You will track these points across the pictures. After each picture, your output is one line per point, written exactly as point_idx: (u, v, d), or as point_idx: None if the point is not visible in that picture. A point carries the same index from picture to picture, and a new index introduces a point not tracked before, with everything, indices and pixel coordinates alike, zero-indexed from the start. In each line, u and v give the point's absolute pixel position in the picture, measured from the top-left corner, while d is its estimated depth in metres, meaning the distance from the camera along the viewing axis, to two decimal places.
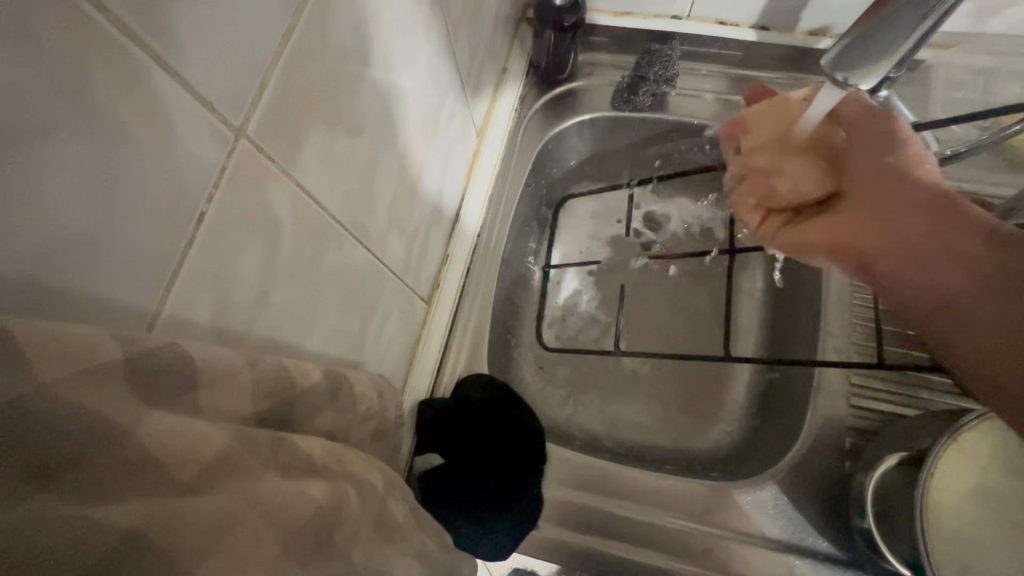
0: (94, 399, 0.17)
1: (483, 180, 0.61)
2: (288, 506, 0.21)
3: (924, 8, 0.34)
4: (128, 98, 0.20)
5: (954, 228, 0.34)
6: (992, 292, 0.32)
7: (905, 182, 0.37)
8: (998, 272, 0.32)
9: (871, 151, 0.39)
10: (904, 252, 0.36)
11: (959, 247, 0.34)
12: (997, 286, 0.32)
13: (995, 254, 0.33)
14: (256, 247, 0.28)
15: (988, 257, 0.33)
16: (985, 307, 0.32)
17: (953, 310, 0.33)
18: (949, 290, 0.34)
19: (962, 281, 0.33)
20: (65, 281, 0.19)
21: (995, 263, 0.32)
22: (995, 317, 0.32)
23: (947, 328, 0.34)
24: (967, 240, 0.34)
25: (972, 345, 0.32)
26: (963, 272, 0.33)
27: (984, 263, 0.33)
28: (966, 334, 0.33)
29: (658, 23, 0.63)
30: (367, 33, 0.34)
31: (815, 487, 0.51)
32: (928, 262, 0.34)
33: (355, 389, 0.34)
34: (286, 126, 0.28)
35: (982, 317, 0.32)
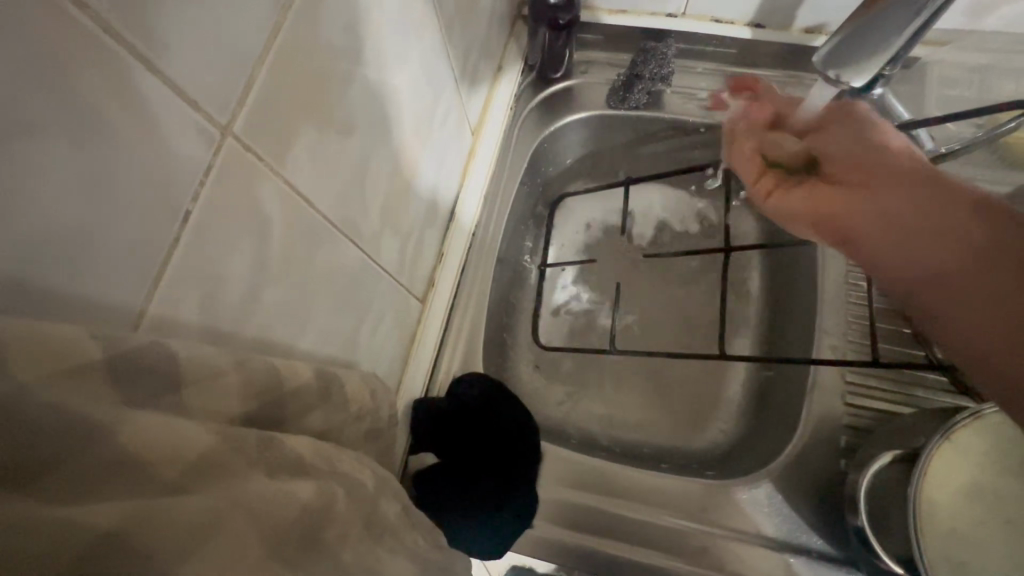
0: (74, 399, 0.17)
1: (478, 177, 0.61)
2: (273, 505, 0.21)
3: (917, 8, 0.34)
4: (113, 97, 0.19)
5: (939, 201, 0.34)
6: (983, 260, 0.31)
7: (889, 166, 0.38)
8: (986, 240, 0.32)
9: (856, 139, 0.41)
10: (891, 225, 0.36)
11: (944, 219, 0.34)
12: (986, 253, 0.31)
13: (983, 223, 0.32)
14: (244, 246, 0.28)
15: (976, 226, 0.32)
16: (969, 276, 0.31)
17: (943, 280, 0.33)
18: (937, 261, 0.33)
19: (950, 252, 0.33)
20: (50, 282, 0.19)
21: (977, 232, 0.32)
22: (975, 289, 0.31)
23: (936, 299, 0.33)
24: (949, 214, 0.34)
25: (960, 317, 0.31)
26: (953, 241, 0.33)
27: (970, 232, 0.32)
28: (957, 301, 0.31)
29: (653, 22, 0.63)
30: (359, 32, 0.34)
31: (810, 485, 0.51)
32: (915, 235, 0.34)
33: (347, 389, 0.34)
34: (274, 123, 0.28)
35: (974, 285, 0.31)
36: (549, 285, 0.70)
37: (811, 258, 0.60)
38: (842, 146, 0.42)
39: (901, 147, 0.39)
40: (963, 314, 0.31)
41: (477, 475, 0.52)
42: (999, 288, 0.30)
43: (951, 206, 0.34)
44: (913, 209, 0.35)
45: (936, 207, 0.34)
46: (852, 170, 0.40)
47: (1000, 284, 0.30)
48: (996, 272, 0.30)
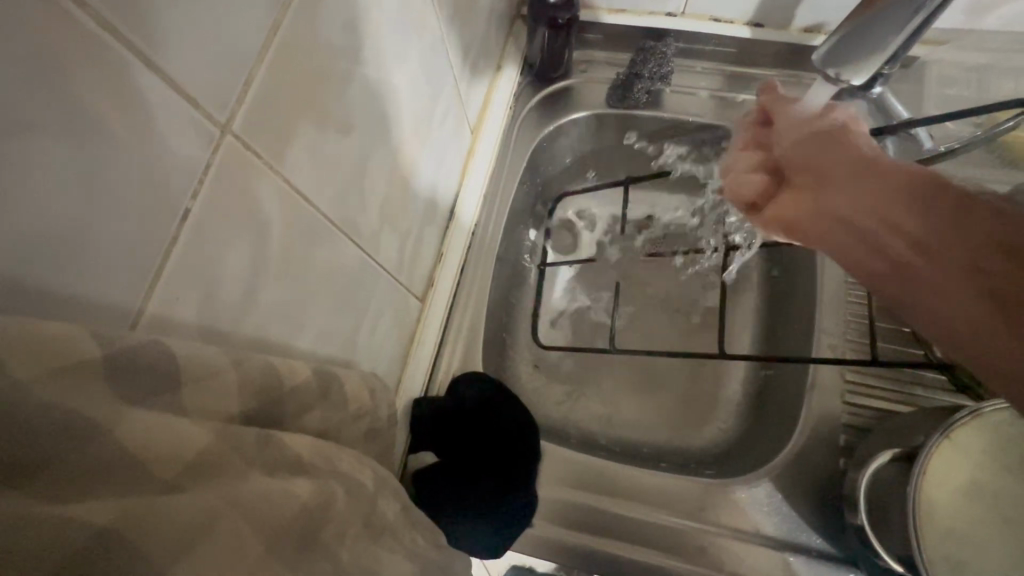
0: (73, 399, 0.17)
1: (477, 177, 0.61)
2: (272, 505, 0.21)
3: (917, 5, 0.34)
4: (111, 95, 0.19)
5: (884, 191, 0.36)
6: (946, 249, 0.32)
7: (846, 165, 0.39)
8: (943, 228, 0.32)
9: (815, 140, 0.43)
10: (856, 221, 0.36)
11: (893, 208, 0.35)
12: (949, 241, 0.32)
13: (930, 210, 0.33)
14: (243, 244, 0.28)
15: (932, 213, 0.33)
16: (927, 268, 0.33)
17: (913, 274, 0.33)
18: (903, 254, 0.34)
19: (913, 243, 0.33)
20: (48, 282, 0.19)
21: (923, 221, 0.33)
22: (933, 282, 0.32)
23: (915, 294, 0.33)
24: (905, 204, 0.34)
25: (940, 315, 0.32)
26: (913, 230, 0.33)
27: (918, 219, 0.33)
28: (932, 295, 0.32)
29: (652, 21, 0.63)
30: (358, 31, 0.34)
31: (809, 484, 0.51)
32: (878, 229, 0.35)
33: (346, 388, 0.34)
34: (272, 121, 0.28)
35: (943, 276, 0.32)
36: (549, 284, 0.70)
37: (810, 257, 0.60)
38: (805, 149, 0.43)
39: (860, 143, 0.41)
40: (942, 309, 0.32)
41: (477, 475, 0.52)
42: (963, 277, 0.31)
43: (896, 195, 0.35)
44: (869, 202, 0.36)
45: (893, 196, 0.35)
46: (815, 171, 0.41)
47: (966, 273, 0.31)
48: (950, 260, 0.32)
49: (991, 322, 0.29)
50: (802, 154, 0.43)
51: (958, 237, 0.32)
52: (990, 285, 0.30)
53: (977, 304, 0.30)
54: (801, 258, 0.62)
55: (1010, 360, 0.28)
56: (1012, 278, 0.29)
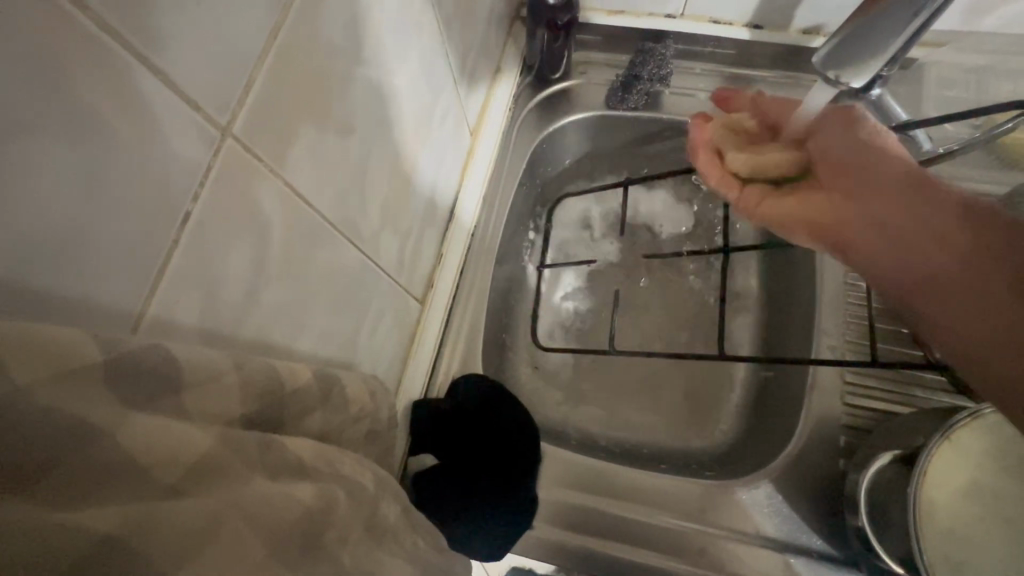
0: (75, 403, 0.17)
1: (477, 179, 0.61)
2: (275, 511, 0.21)
3: (916, 6, 0.34)
4: (113, 97, 0.19)
5: (930, 206, 0.36)
6: (984, 268, 0.32)
7: (879, 171, 0.39)
8: (982, 248, 0.33)
9: (848, 140, 0.41)
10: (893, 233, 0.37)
11: (937, 224, 0.35)
12: (986, 260, 0.32)
13: (974, 231, 0.33)
14: (244, 246, 0.28)
15: (977, 235, 0.33)
16: (966, 286, 0.32)
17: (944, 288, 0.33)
18: (941, 269, 0.34)
19: (945, 261, 0.34)
20: (47, 285, 0.19)
21: (967, 240, 0.33)
22: (970, 299, 0.32)
23: (941, 305, 0.34)
24: (945, 221, 0.35)
25: (969, 326, 0.32)
26: (952, 247, 0.34)
27: (962, 239, 0.34)
28: (963, 308, 0.32)
29: (651, 23, 0.63)
30: (358, 32, 0.34)
31: (809, 485, 0.51)
32: (913, 242, 0.35)
33: (347, 391, 0.34)
34: (273, 122, 0.28)
35: (975, 293, 0.32)
36: (549, 286, 0.70)
37: (809, 258, 0.60)
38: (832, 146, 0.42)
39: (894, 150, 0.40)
40: (973, 323, 0.32)
41: (478, 475, 0.52)
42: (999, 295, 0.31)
43: (943, 211, 0.35)
44: (914, 215, 0.36)
45: (932, 212, 0.35)
46: (845, 172, 0.40)
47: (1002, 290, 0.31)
48: (992, 281, 0.32)
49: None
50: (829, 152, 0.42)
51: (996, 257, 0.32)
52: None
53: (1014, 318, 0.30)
54: (800, 260, 0.62)
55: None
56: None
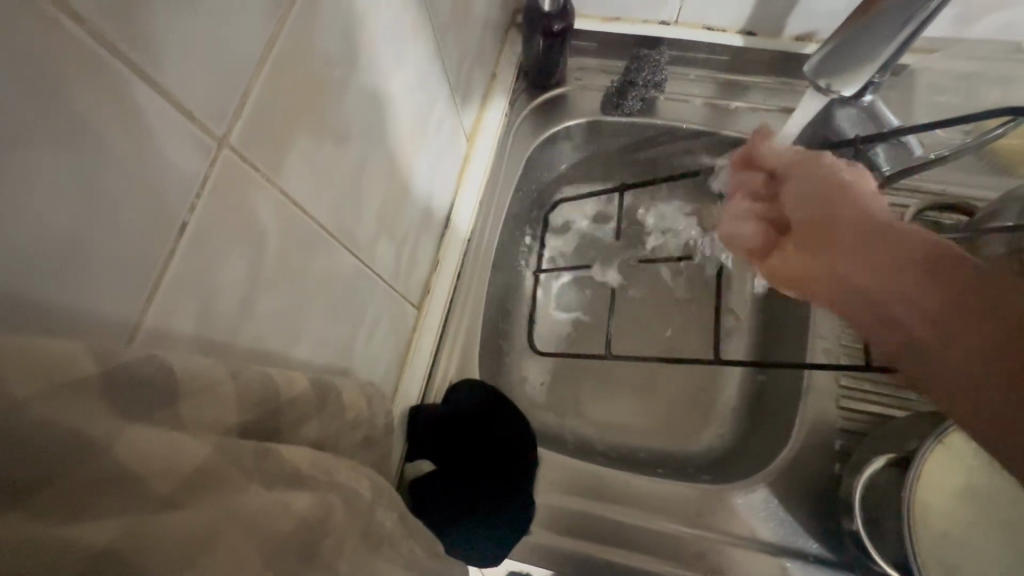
0: (72, 415, 0.17)
1: (473, 187, 0.61)
2: (270, 521, 0.21)
3: (904, 16, 0.34)
4: (109, 110, 0.19)
5: (893, 260, 0.32)
6: (970, 296, 0.28)
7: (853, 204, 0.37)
8: (953, 301, 0.28)
9: (815, 193, 0.39)
10: (867, 267, 0.33)
11: (903, 280, 0.31)
12: (971, 289, 0.28)
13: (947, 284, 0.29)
14: (240, 255, 0.28)
15: (951, 290, 0.29)
16: (945, 351, 0.28)
17: (930, 321, 0.29)
18: (914, 302, 0.30)
19: (921, 322, 0.30)
20: (41, 295, 0.19)
21: (937, 295, 0.29)
22: (949, 364, 0.28)
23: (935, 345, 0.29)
24: (914, 272, 0.31)
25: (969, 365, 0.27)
26: (931, 276, 0.30)
27: (932, 296, 0.29)
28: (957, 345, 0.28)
29: (645, 29, 0.63)
30: (354, 38, 0.34)
31: (804, 489, 0.51)
32: (884, 290, 0.32)
33: (344, 398, 0.34)
34: (270, 132, 0.28)
35: (967, 328, 0.28)
36: (545, 291, 0.70)
37: None
38: (810, 183, 0.41)
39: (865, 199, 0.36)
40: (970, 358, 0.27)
41: (477, 476, 0.52)
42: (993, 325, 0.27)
43: (908, 264, 0.31)
44: (879, 271, 0.32)
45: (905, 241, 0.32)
46: (822, 207, 0.38)
47: (997, 320, 0.27)
48: (972, 343, 0.27)
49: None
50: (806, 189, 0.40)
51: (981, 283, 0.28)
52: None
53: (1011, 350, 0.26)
54: None
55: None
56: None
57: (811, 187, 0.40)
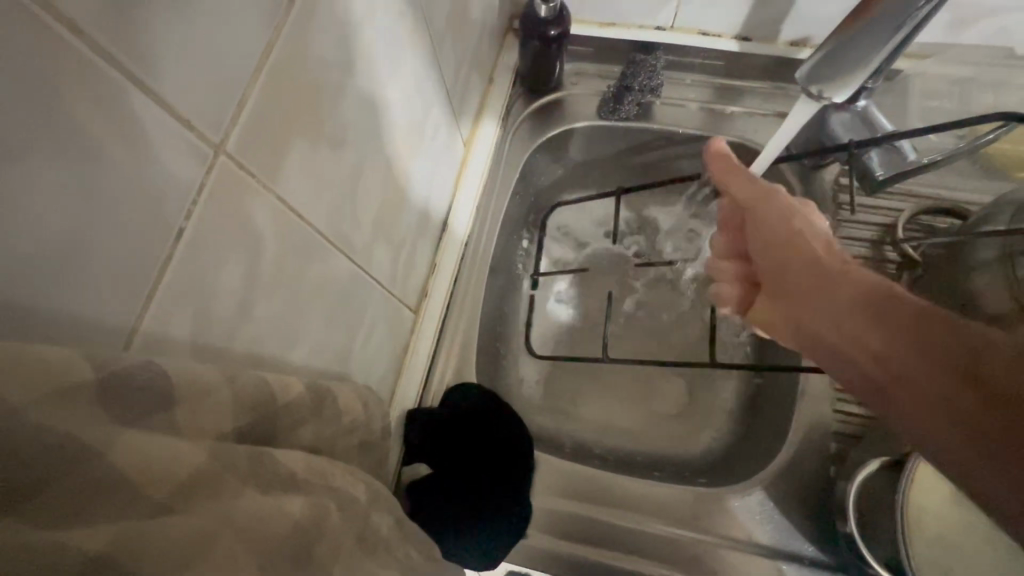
0: (67, 421, 0.17)
1: (470, 191, 0.62)
2: (262, 526, 0.21)
3: (897, 22, 0.35)
4: (105, 119, 0.20)
5: (857, 314, 0.33)
6: (924, 346, 0.30)
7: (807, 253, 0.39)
8: (913, 354, 0.30)
9: (779, 244, 0.41)
10: (828, 319, 0.35)
11: (865, 334, 0.32)
12: (923, 337, 0.30)
13: (908, 338, 0.30)
14: (236, 261, 0.28)
15: (910, 343, 0.30)
16: (911, 402, 0.29)
17: (897, 372, 0.30)
18: (880, 356, 0.31)
19: (887, 376, 0.31)
20: (37, 303, 0.19)
21: (900, 349, 0.31)
22: (916, 415, 0.29)
23: (901, 393, 0.30)
24: (876, 327, 0.32)
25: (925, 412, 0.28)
26: (885, 325, 0.32)
27: (895, 349, 0.31)
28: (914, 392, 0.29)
29: (642, 34, 0.64)
30: (350, 45, 0.34)
31: (800, 492, 0.51)
32: (852, 343, 0.33)
33: (339, 402, 0.34)
34: (266, 139, 0.28)
35: (926, 377, 0.29)
36: (542, 294, 0.70)
37: None
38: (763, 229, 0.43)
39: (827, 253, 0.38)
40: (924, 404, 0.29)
41: (477, 477, 0.52)
42: (943, 371, 0.28)
43: (870, 318, 0.33)
44: (846, 325, 0.34)
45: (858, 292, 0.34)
46: (777, 255, 0.40)
47: (948, 368, 0.28)
48: (933, 395, 0.28)
49: (977, 411, 0.26)
50: (760, 236, 0.43)
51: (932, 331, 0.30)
52: (972, 374, 0.27)
53: (960, 394, 0.27)
54: None
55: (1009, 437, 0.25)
56: (996, 366, 0.26)
57: (763, 235, 0.42)
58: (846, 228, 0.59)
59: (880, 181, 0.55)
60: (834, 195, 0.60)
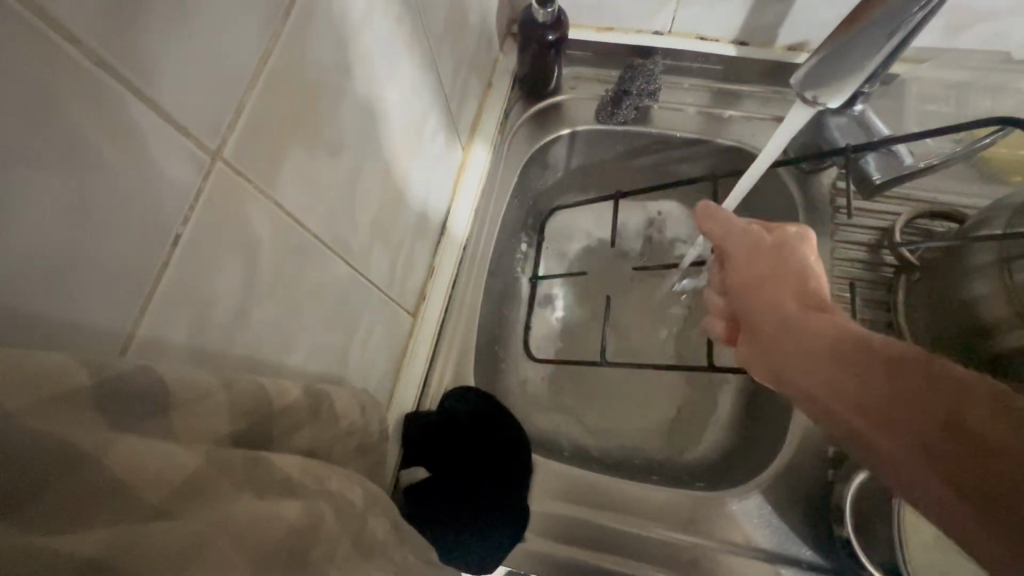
0: (62, 427, 0.17)
1: (468, 194, 0.62)
2: (257, 530, 0.21)
3: (891, 27, 0.35)
4: (102, 127, 0.20)
5: (833, 359, 0.34)
6: (900, 391, 0.30)
7: (781, 295, 0.40)
8: (889, 399, 0.31)
9: (757, 287, 0.42)
10: (805, 365, 0.36)
11: (842, 379, 0.33)
12: (899, 384, 0.31)
13: (883, 383, 0.31)
14: (233, 266, 0.28)
15: (886, 389, 0.31)
16: (892, 448, 0.30)
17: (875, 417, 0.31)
18: (857, 402, 0.32)
19: (865, 421, 0.32)
20: (35, 310, 0.19)
21: (877, 393, 0.31)
22: (897, 462, 0.30)
23: (881, 439, 0.31)
24: (851, 372, 0.33)
25: (911, 462, 0.29)
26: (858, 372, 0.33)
27: (872, 394, 0.32)
28: (898, 438, 0.30)
29: (640, 39, 0.64)
30: (349, 51, 0.35)
31: (798, 495, 0.51)
32: (830, 388, 0.34)
33: (336, 406, 0.34)
34: (264, 145, 0.29)
35: (905, 424, 0.30)
36: (541, 297, 0.71)
37: None
38: (742, 268, 0.44)
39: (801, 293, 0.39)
40: (908, 453, 0.29)
41: (478, 477, 0.52)
42: (923, 420, 0.29)
43: (845, 364, 0.34)
44: (821, 370, 0.35)
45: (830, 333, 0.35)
46: (755, 297, 0.41)
47: (925, 415, 0.29)
48: (911, 443, 0.29)
49: (957, 456, 0.27)
50: (738, 276, 0.44)
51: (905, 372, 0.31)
52: (951, 418, 0.28)
53: (941, 440, 0.28)
54: None
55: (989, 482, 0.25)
56: (971, 412, 0.27)
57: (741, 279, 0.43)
58: (844, 232, 0.59)
59: (878, 185, 0.56)
60: (832, 198, 0.61)
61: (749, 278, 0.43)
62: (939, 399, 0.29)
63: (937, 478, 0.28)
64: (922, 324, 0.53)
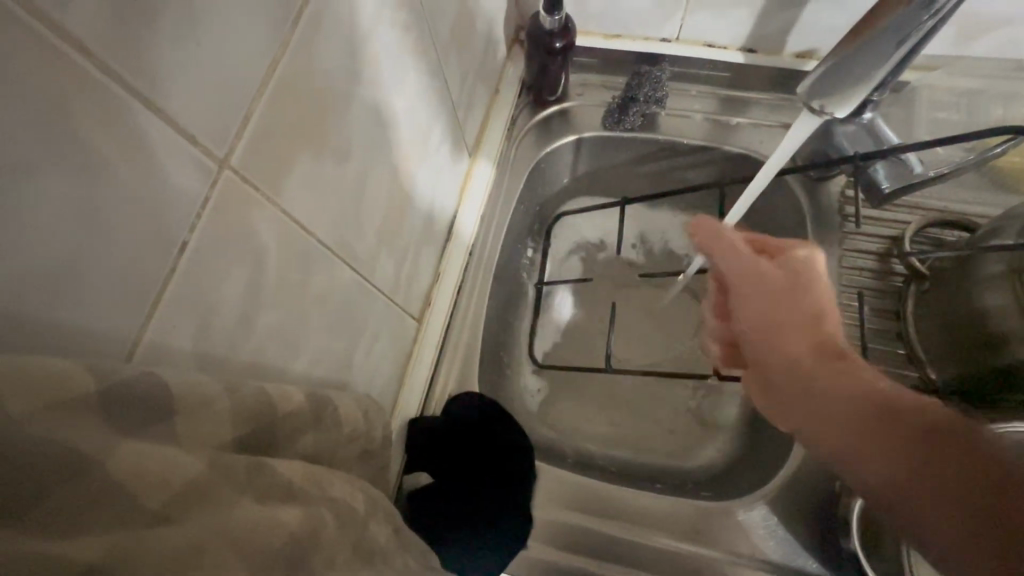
0: (69, 430, 0.17)
1: (475, 198, 0.62)
2: (256, 538, 0.21)
3: (899, 35, 0.35)
4: (111, 137, 0.20)
5: (855, 413, 0.37)
6: (927, 455, 0.33)
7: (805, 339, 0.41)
8: (917, 458, 0.33)
9: (770, 318, 0.43)
10: (824, 415, 0.38)
11: (866, 433, 0.36)
12: (926, 446, 0.33)
13: (914, 445, 0.33)
14: (239, 272, 0.28)
15: (914, 450, 0.33)
16: (902, 502, 0.33)
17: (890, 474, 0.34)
18: (871, 456, 0.35)
19: (880, 475, 0.35)
20: (44, 315, 0.19)
21: (904, 452, 0.34)
22: (905, 514, 0.33)
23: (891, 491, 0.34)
24: (875, 428, 0.35)
25: (921, 520, 0.32)
26: (891, 435, 0.34)
27: (891, 452, 0.34)
28: (910, 497, 0.33)
29: (647, 45, 0.64)
30: (357, 59, 0.35)
31: (805, 506, 0.51)
32: (845, 440, 0.37)
33: (340, 412, 0.34)
34: (270, 153, 0.29)
35: (921, 484, 0.32)
36: (547, 303, 0.71)
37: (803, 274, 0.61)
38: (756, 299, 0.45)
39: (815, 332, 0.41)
40: (919, 511, 0.32)
41: (481, 479, 0.52)
42: (945, 484, 0.31)
43: (869, 420, 0.36)
44: (838, 423, 0.37)
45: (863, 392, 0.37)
46: (774, 334, 0.43)
47: (948, 480, 0.31)
48: (925, 502, 0.32)
49: (975, 519, 0.29)
50: (752, 307, 0.45)
51: (949, 438, 0.33)
52: (977, 487, 0.30)
53: (963, 505, 0.30)
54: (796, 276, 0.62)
55: (996, 552, 0.28)
56: (1001, 486, 0.30)
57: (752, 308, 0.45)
58: (852, 241, 0.59)
59: (887, 194, 0.55)
60: (840, 207, 0.60)
61: (762, 308, 0.44)
62: (968, 468, 0.31)
63: (944, 537, 0.31)
64: (932, 336, 0.52)
